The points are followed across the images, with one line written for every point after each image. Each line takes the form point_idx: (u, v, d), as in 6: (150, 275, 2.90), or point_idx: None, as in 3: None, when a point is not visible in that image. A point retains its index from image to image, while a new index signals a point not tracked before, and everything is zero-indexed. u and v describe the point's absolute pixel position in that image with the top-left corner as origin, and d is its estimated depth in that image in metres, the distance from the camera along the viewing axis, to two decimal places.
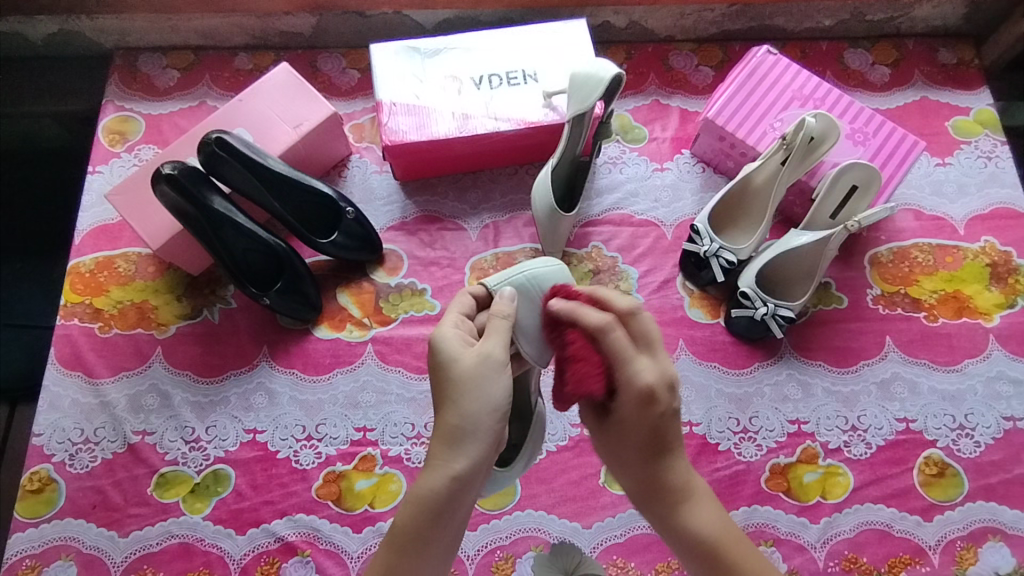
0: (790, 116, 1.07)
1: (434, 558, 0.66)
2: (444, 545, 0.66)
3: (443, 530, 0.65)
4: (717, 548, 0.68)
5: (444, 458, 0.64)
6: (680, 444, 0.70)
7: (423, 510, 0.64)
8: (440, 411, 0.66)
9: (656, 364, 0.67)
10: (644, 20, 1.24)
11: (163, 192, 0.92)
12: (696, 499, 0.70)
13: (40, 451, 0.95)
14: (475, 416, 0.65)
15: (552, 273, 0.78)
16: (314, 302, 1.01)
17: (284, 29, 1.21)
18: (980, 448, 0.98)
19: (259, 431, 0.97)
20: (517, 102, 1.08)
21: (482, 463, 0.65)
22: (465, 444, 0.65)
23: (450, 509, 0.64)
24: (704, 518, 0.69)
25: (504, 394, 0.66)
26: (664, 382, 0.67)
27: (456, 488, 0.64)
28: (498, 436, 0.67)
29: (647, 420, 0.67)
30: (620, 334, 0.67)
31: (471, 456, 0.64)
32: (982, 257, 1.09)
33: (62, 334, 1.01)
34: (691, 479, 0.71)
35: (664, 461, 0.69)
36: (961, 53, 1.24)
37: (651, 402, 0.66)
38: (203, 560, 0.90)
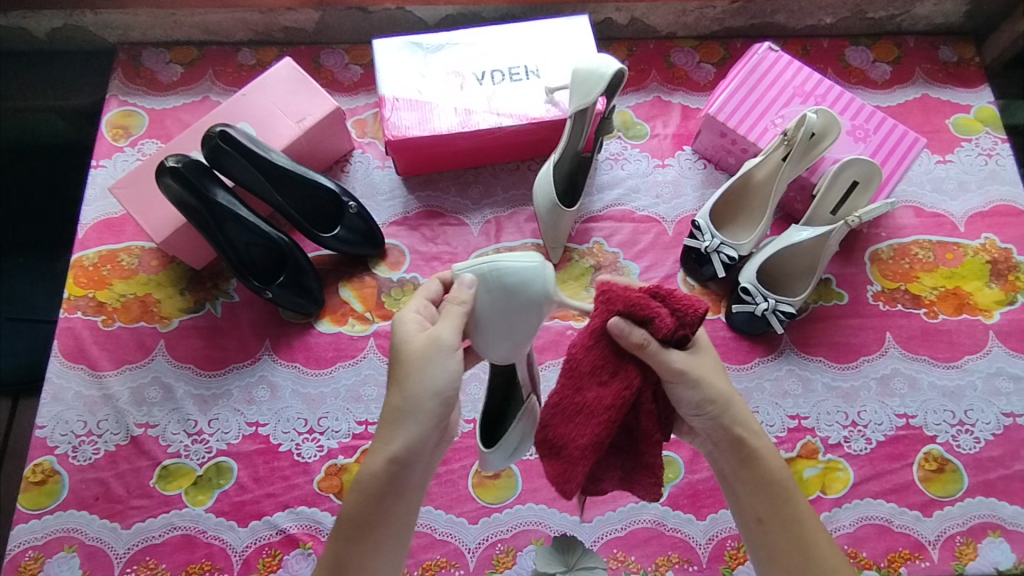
0: (792, 112, 1.08)
1: (382, 541, 0.66)
2: (388, 529, 0.67)
3: (388, 515, 0.66)
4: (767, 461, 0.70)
5: (383, 440, 0.66)
6: None
7: (367, 491, 0.65)
8: (388, 391, 0.68)
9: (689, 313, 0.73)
10: (646, 17, 1.24)
11: (166, 184, 0.92)
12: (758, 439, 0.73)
13: (43, 443, 0.96)
14: (420, 391, 0.66)
15: (527, 270, 0.70)
16: (316, 296, 1.02)
17: (287, 24, 1.21)
18: (979, 444, 0.98)
19: (262, 424, 0.97)
20: (519, 98, 1.08)
21: (421, 445, 0.66)
22: (402, 425, 0.65)
23: (391, 491, 0.66)
24: (760, 433, 0.72)
25: (448, 379, 0.67)
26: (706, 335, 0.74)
27: (397, 468, 0.66)
28: (442, 419, 0.67)
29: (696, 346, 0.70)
30: None
31: (410, 437, 0.65)
32: (982, 254, 1.09)
33: (66, 327, 1.02)
34: None
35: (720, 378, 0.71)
36: (962, 52, 1.25)
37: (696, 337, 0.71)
38: (204, 552, 0.90)
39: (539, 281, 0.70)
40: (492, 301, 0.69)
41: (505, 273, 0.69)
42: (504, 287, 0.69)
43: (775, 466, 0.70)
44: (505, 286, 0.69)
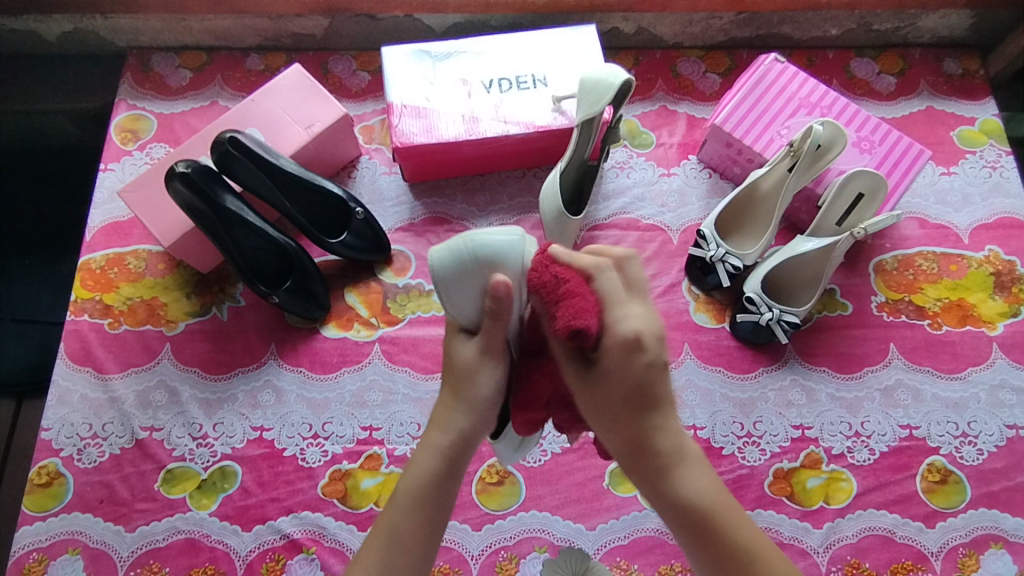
0: (798, 123, 1.08)
1: (431, 524, 0.67)
2: (438, 513, 0.68)
3: (438, 514, 0.68)
4: (712, 520, 0.64)
5: (438, 434, 0.69)
6: (668, 397, 0.65)
7: (423, 475, 0.68)
8: (441, 396, 0.71)
9: (644, 313, 0.64)
10: (653, 27, 1.25)
11: (175, 189, 0.92)
12: (687, 462, 0.65)
13: (47, 446, 0.96)
14: (474, 392, 0.68)
15: (501, 243, 0.67)
16: (322, 301, 1.02)
17: (296, 30, 1.22)
18: (983, 455, 0.98)
19: (266, 428, 0.97)
20: (526, 106, 1.09)
21: (474, 436, 0.69)
22: (457, 413, 0.69)
23: (445, 483, 0.68)
24: (676, 449, 0.65)
25: (495, 388, 0.69)
26: (651, 332, 0.64)
27: (451, 455, 0.68)
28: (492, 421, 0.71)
29: (630, 371, 0.63)
30: (606, 278, 0.64)
31: (466, 424, 0.68)
32: (986, 266, 1.09)
33: (72, 329, 1.02)
34: (682, 439, 0.66)
35: (651, 416, 0.64)
36: (967, 64, 1.25)
37: (630, 349, 0.62)
38: (208, 556, 0.90)
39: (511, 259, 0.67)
40: (459, 271, 0.67)
41: (481, 247, 0.67)
42: (472, 256, 0.67)
43: (686, 492, 0.64)
44: (474, 258, 0.67)
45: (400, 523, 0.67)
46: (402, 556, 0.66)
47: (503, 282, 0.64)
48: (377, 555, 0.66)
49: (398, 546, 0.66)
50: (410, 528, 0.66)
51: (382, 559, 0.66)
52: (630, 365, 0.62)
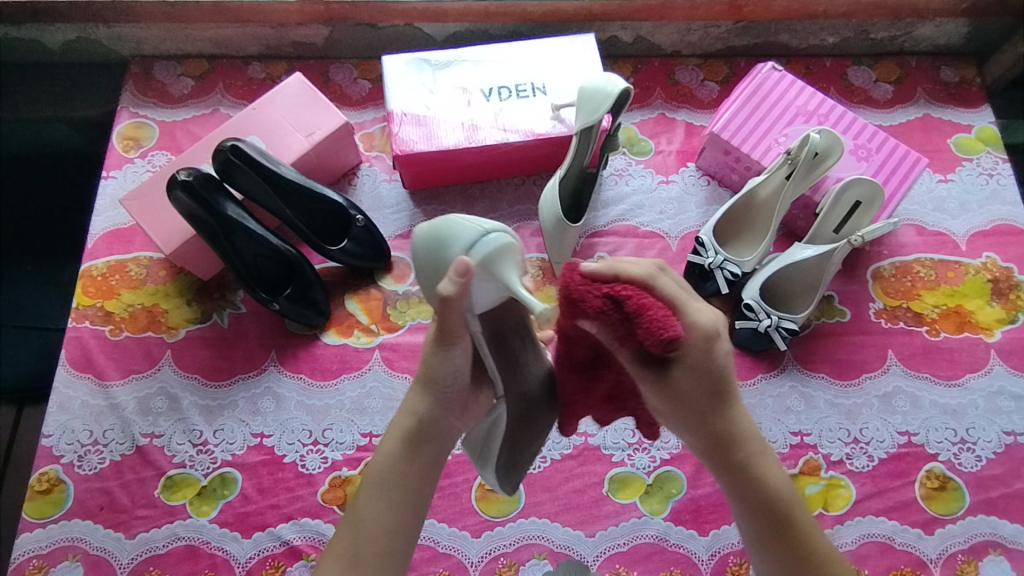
0: (795, 131, 1.09)
1: (400, 507, 0.69)
2: (406, 497, 0.70)
3: (405, 497, 0.70)
4: (790, 510, 0.70)
5: (400, 419, 0.73)
6: (739, 395, 0.70)
7: (387, 460, 0.72)
8: (410, 390, 0.74)
9: (706, 311, 0.66)
10: (652, 36, 1.26)
11: (177, 197, 0.93)
12: (766, 454, 0.71)
13: (48, 452, 0.96)
14: (430, 373, 0.71)
15: (467, 228, 0.67)
16: (322, 308, 1.03)
17: (297, 39, 1.23)
18: (981, 462, 0.98)
19: (266, 435, 0.98)
20: (525, 114, 1.10)
21: (434, 420, 0.72)
22: (417, 398, 0.73)
23: (408, 465, 0.71)
24: (754, 443, 0.71)
25: (450, 366, 0.70)
26: (717, 324, 0.67)
27: (413, 439, 0.72)
28: (451, 410, 0.73)
29: (710, 371, 0.66)
30: (666, 282, 0.64)
31: (426, 406, 0.72)
32: (983, 272, 1.10)
33: (73, 336, 1.03)
34: (758, 432, 0.72)
35: (728, 414, 0.69)
36: (963, 72, 1.26)
37: (710, 348, 0.66)
38: (208, 563, 0.90)
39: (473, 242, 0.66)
40: (427, 252, 0.70)
41: (449, 231, 0.68)
42: (440, 236, 0.69)
43: (769, 479, 0.70)
44: (445, 237, 0.68)
45: (368, 509, 0.69)
46: (371, 542, 0.67)
47: (462, 262, 0.61)
48: (346, 542, 0.68)
49: (366, 532, 0.68)
50: (378, 514, 0.68)
51: (351, 546, 0.67)
52: (713, 360, 0.66)
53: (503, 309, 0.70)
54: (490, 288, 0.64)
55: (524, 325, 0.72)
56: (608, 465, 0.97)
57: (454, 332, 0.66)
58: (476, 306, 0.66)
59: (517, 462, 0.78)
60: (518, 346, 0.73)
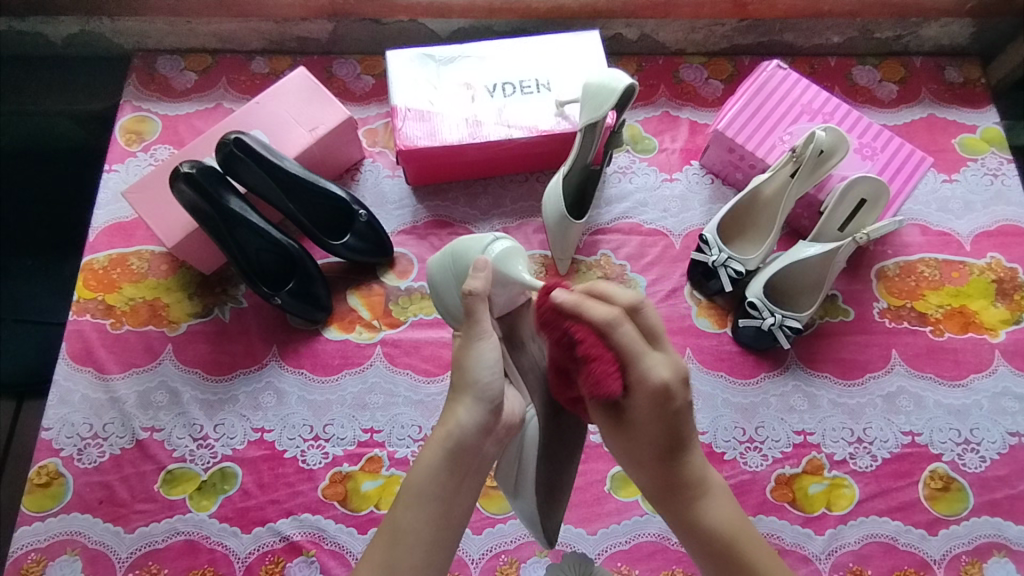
0: (800, 130, 1.09)
1: (439, 521, 0.67)
2: (446, 510, 0.68)
3: (446, 512, 0.68)
4: (737, 546, 0.69)
5: (443, 430, 0.68)
6: (694, 439, 0.68)
7: (427, 473, 0.68)
8: (451, 400, 0.70)
9: (668, 361, 0.63)
10: (656, 33, 1.25)
11: (180, 190, 0.93)
12: (711, 493, 0.70)
13: (48, 446, 0.95)
14: (468, 376, 0.68)
15: (475, 242, 0.87)
16: (324, 303, 1.02)
17: (301, 34, 1.23)
18: (985, 463, 0.98)
19: (267, 430, 0.97)
20: (529, 111, 1.09)
21: (478, 433, 0.68)
22: (460, 406, 0.68)
23: (450, 481, 0.68)
24: (702, 481, 0.70)
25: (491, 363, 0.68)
26: (677, 378, 0.63)
27: (454, 451, 0.67)
28: (495, 418, 0.69)
29: (663, 419, 0.64)
30: (627, 328, 0.61)
31: (468, 414, 0.67)
32: (988, 273, 1.09)
33: (74, 329, 1.02)
34: (708, 473, 0.71)
35: (682, 456, 0.68)
36: (969, 72, 1.26)
37: (666, 401, 0.63)
38: (208, 558, 0.90)
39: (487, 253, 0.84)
40: (446, 273, 0.89)
41: (458, 248, 0.88)
42: (453, 254, 0.89)
43: (712, 521, 0.69)
44: (461, 256, 0.87)
45: (406, 521, 0.67)
46: (409, 555, 0.66)
47: (481, 258, 0.72)
48: (382, 554, 0.66)
49: (403, 546, 0.66)
50: (417, 527, 0.66)
51: (387, 557, 0.65)
52: (659, 414, 0.63)
53: (518, 316, 0.78)
54: (506, 287, 0.77)
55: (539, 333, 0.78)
56: (610, 462, 0.96)
57: (483, 326, 0.69)
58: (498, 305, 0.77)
59: (557, 490, 0.77)
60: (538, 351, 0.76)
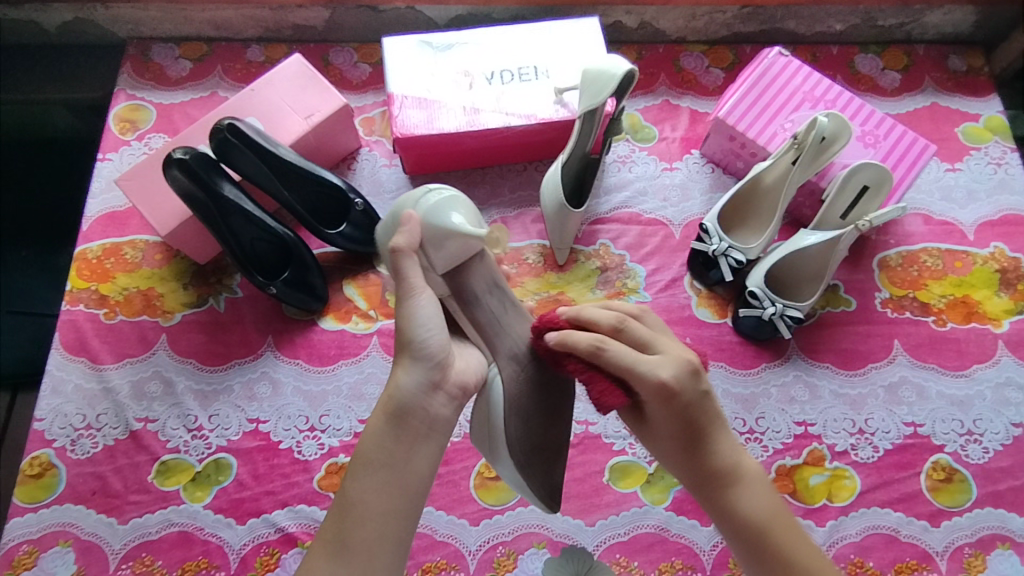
0: (801, 117, 1.07)
1: (391, 489, 0.65)
2: (401, 478, 0.66)
3: (397, 477, 0.66)
4: (772, 534, 0.69)
5: (386, 402, 0.68)
6: (720, 422, 0.71)
7: (371, 444, 0.67)
8: (394, 370, 0.69)
9: (668, 358, 0.68)
10: (656, 21, 1.24)
11: (173, 176, 0.92)
12: (742, 481, 0.71)
13: (40, 436, 0.94)
14: (405, 337, 0.68)
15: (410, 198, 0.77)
16: (319, 293, 1.01)
17: (297, 22, 1.21)
18: (989, 454, 0.97)
19: (263, 421, 0.96)
20: (528, 98, 1.08)
21: (418, 391, 0.67)
22: (400, 370, 0.68)
23: (395, 446, 0.66)
24: (738, 452, 0.72)
25: (430, 318, 0.67)
26: (681, 372, 0.67)
27: (397, 414, 0.67)
28: (440, 374, 0.68)
29: (678, 410, 0.68)
30: (615, 347, 0.65)
31: (408, 376, 0.67)
32: (991, 262, 1.08)
33: (67, 319, 1.01)
34: (739, 459, 0.72)
35: (707, 442, 0.70)
36: (971, 61, 1.25)
37: (675, 399, 0.67)
38: (202, 550, 0.89)
39: (416, 203, 0.75)
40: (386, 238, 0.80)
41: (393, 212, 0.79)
42: (390, 219, 0.79)
43: (745, 504, 0.70)
44: (396, 215, 0.77)
45: (357, 493, 0.65)
46: (362, 527, 0.64)
47: (409, 215, 0.71)
48: (333, 530, 0.64)
49: (353, 516, 0.64)
50: (368, 501, 0.64)
51: (339, 531, 0.64)
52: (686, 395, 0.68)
53: (464, 272, 0.75)
54: (447, 244, 0.72)
55: (494, 284, 0.76)
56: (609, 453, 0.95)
57: (414, 282, 0.68)
58: (437, 264, 0.73)
59: (541, 451, 0.74)
60: (496, 305, 0.75)
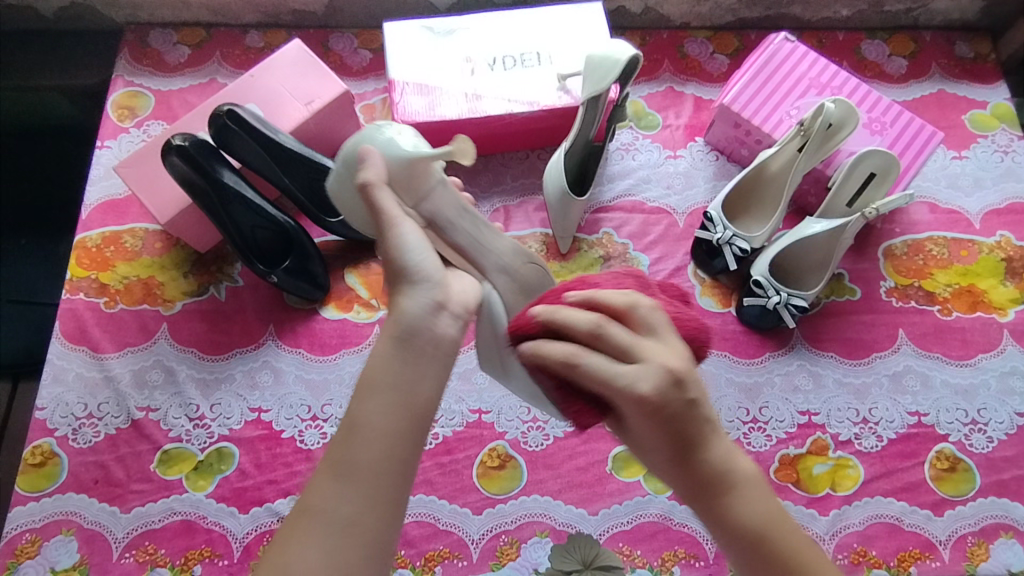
0: (807, 104, 1.06)
1: (403, 411, 0.53)
2: (414, 402, 0.54)
3: (408, 397, 0.54)
4: (769, 543, 0.57)
5: (388, 325, 0.56)
6: (710, 424, 0.58)
7: (378, 361, 0.55)
8: (391, 298, 0.58)
9: (651, 367, 0.55)
10: (660, 6, 1.22)
11: (172, 163, 0.91)
12: (738, 486, 0.58)
13: (42, 425, 0.94)
14: (396, 266, 0.57)
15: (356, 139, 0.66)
16: (320, 282, 1.00)
17: (297, 7, 1.19)
18: (993, 443, 0.96)
19: (265, 410, 0.96)
20: (531, 85, 1.07)
21: (422, 310, 0.55)
22: (401, 297, 0.56)
23: (403, 362, 0.54)
24: (737, 454, 0.59)
25: (420, 246, 0.58)
26: (667, 382, 0.55)
27: (402, 336, 0.55)
28: (444, 295, 0.57)
29: (658, 423, 0.56)
30: (608, 337, 0.56)
31: (407, 301, 0.56)
32: (997, 251, 1.07)
33: (67, 308, 1.00)
34: (734, 460, 0.59)
35: (697, 450, 0.58)
36: (979, 47, 1.23)
37: (658, 412, 0.55)
38: (205, 538, 0.89)
39: (367, 140, 0.64)
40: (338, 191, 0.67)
41: (342, 154, 0.67)
42: (341, 163, 0.66)
43: (746, 511, 0.58)
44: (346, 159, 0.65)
45: (362, 412, 0.53)
46: (370, 453, 0.52)
47: (364, 152, 0.60)
48: (337, 454, 0.53)
49: (360, 442, 0.52)
50: (380, 422, 0.53)
51: (342, 459, 0.52)
52: (675, 403, 0.55)
53: (431, 199, 0.65)
54: (411, 174, 0.63)
55: (463, 207, 0.66)
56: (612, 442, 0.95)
57: (390, 213, 0.58)
58: (404, 199, 0.63)
59: None
60: (470, 228, 0.67)
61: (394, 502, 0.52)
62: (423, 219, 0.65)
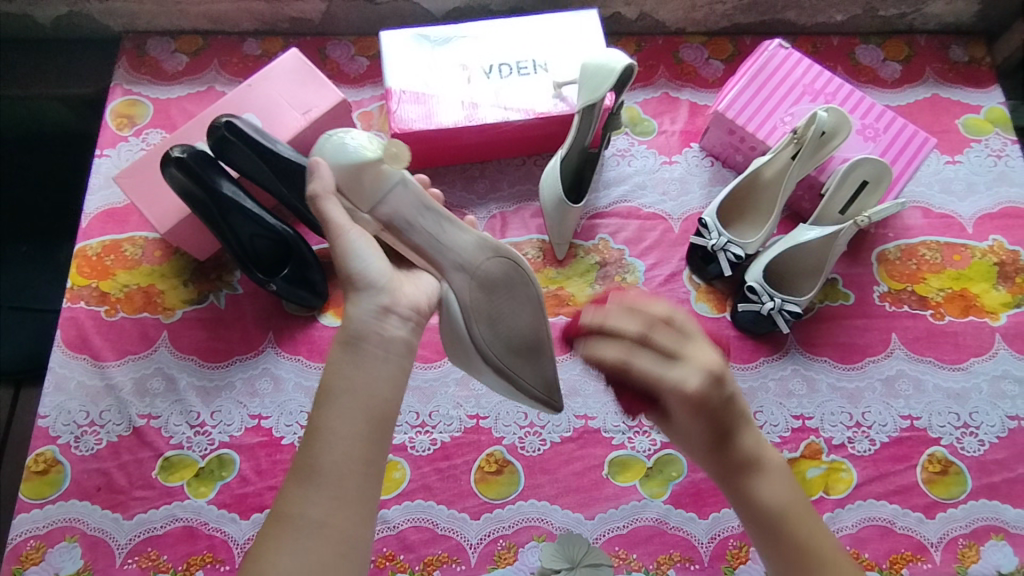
0: (801, 110, 1.07)
1: (357, 411, 0.61)
2: (366, 403, 0.62)
3: (360, 398, 0.61)
4: (787, 521, 0.70)
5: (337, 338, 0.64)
6: (745, 419, 0.73)
7: (333, 372, 0.63)
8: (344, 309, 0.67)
9: (692, 366, 0.69)
10: (655, 12, 1.22)
11: (171, 174, 0.92)
12: (762, 470, 0.73)
13: (45, 433, 0.95)
14: (345, 271, 0.67)
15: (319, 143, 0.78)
16: (319, 290, 1.01)
17: (294, 14, 1.19)
18: (984, 446, 0.98)
19: (265, 417, 0.97)
20: (527, 92, 1.08)
21: (366, 318, 0.64)
22: (350, 305, 0.66)
23: (354, 368, 0.62)
24: (764, 445, 0.75)
25: (359, 255, 0.67)
26: (707, 380, 0.69)
27: (352, 341, 0.63)
28: (388, 297, 0.66)
29: (700, 414, 0.70)
30: (645, 358, 0.70)
31: (354, 308, 0.65)
32: (990, 255, 1.08)
33: (69, 316, 1.02)
34: (761, 450, 0.74)
35: (731, 439, 0.73)
36: (973, 51, 1.24)
37: (700, 405, 0.69)
38: (206, 544, 0.90)
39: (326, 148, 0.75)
40: None
41: None
42: None
43: (768, 494, 0.71)
44: None
45: (323, 419, 0.61)
46: (330, 452, 0.60)
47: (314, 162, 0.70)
48: (304, 457, 0.60)
49: (320, 442, 0.60)
50: (336, 429, 0.60)
51: (308, 459, 0.60)
52: (714, 398, 0.70)
53: (388, 201, 0.72)
54: (361, 178, 0.71)
55: (422, 205, 0.73)
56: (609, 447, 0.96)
57: (335, 222, 0.68)
58: (359, 203, 0.72)
59: (517, 351, 0.77)
60: (429, 224, 0.73)
61: (359, 497, 0.60)
62: (381, 221, 0.73)
